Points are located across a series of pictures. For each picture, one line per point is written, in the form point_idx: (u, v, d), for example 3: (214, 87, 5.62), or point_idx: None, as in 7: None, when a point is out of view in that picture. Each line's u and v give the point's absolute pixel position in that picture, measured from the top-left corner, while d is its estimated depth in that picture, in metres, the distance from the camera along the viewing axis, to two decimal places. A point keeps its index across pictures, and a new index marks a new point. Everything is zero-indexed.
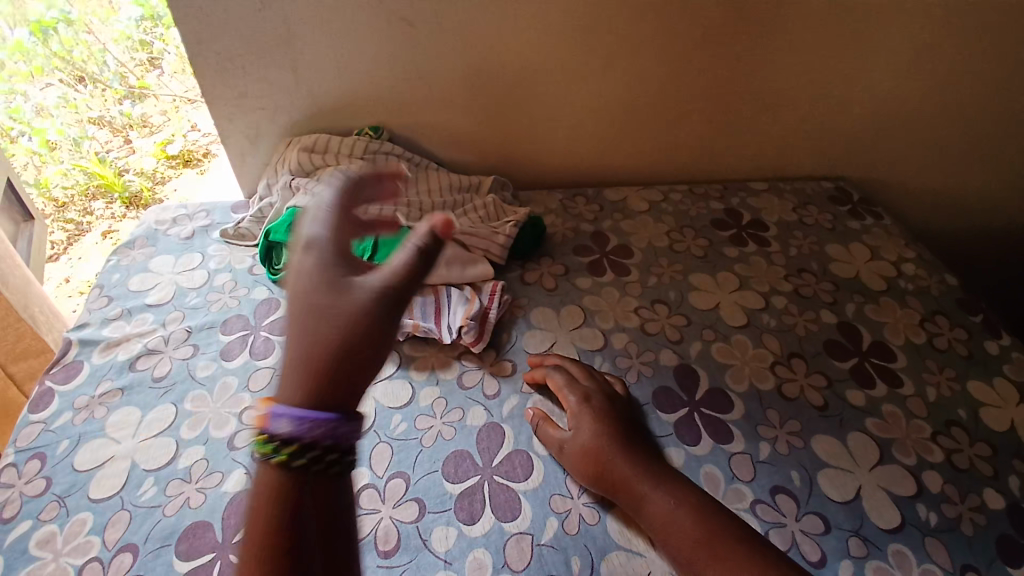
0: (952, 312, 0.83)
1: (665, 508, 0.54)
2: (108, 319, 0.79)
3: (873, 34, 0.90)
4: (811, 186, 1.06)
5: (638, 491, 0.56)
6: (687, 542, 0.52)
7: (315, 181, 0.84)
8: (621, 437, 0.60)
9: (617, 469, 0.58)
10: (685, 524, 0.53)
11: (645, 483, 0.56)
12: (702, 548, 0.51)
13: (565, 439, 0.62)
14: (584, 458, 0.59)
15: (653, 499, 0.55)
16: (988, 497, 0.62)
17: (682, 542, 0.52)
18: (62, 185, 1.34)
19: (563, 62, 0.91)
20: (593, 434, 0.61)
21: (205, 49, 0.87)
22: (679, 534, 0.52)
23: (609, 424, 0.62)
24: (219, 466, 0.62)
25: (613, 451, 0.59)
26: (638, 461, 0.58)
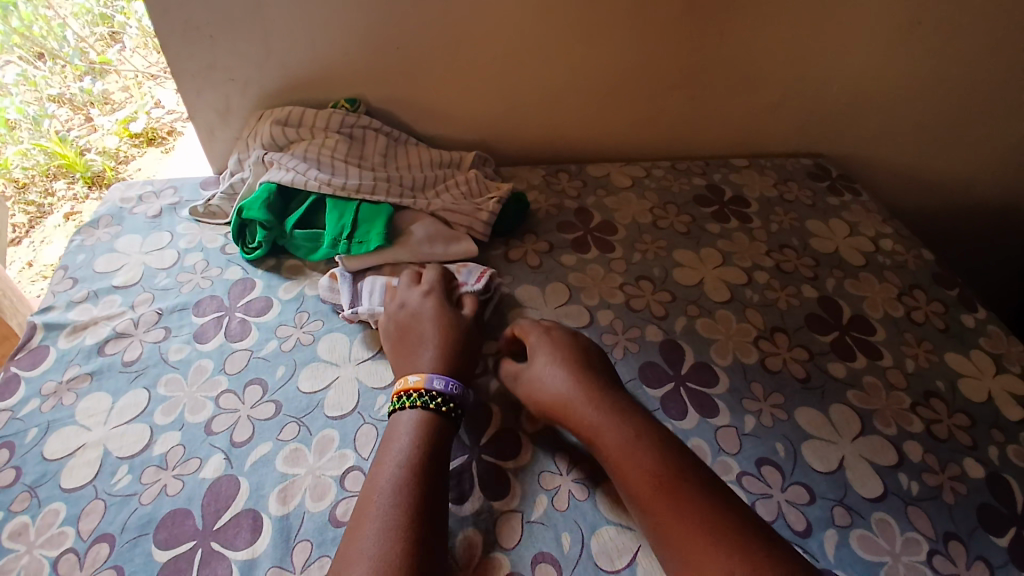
0: (929, 286, 0.85)
1: (623, 445, 0.55)
2: (73, 302, 0.76)
3: (858, 8, 0.89)
4: (791, 162, 1.06)
5: (598, 427, 0.57)
6: (637, 479, 0.53)
7: (290, 155, 0.81)
8: (588, 378, 0.61)
9: (580, 407, 0.58)
10: (638, 462, 0.54)
11: (607, 419, 0.57)
12: (651, 486, 0.52)
13: (533, 378, 0.63)
14: (550, 396, 0.60)
15: (612, 436, 0.56)
16: (968, 467, 0.64)
17: (633, 478, 0.53)
18: (22, 165, 1.26)
19: (546, 33, 0.89)
20: (560, 374, 0.61)
21: (170, 17, 0.83)
22: (632, 471, 0.53)
23: (577, 366, 0.62)
24: (196, 451, 0.60)
25: (578, 389, 0.60)
26: (590, 389, 0.60)
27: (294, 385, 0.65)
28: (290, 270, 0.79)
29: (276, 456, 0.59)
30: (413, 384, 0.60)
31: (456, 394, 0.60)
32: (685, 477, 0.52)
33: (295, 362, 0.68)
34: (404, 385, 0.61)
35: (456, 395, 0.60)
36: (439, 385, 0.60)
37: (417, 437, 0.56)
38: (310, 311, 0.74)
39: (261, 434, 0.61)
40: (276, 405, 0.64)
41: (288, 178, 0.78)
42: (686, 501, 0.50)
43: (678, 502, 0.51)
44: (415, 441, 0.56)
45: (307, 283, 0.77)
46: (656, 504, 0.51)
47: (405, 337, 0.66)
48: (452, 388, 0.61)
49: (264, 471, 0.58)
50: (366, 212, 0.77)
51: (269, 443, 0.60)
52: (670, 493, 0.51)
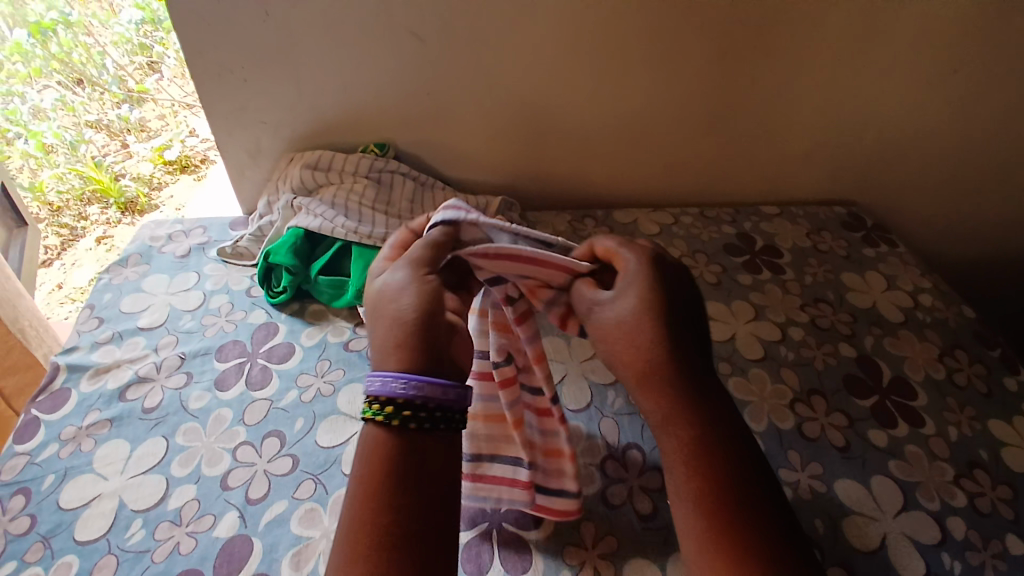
0: (971, 346, 0.81)
1: (679, 436, 0.49)
2: (98, 343, 0.76)
3: (894, 58, 0.87)
4: (824, 210, 1.04)
5: (667, 402, 0.49)
6: (683, 477, 0.47)
7: (319, 201, 0.81)
8: (666, 336, 0.49)
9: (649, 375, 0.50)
10: (694, 456, 0.47)
11: (678, 398, 0.49)
12: (697, 485, 0.46)
13: (599, 325, 0.53)
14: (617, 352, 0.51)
15: (676, 426, 0.49)
16: (1010, 543, 0.60)
17: (681, 471, 0.48)
18: (58, 188, 1.30)
19: (574, 79, 0.89)
20: (634, 327, 0.50)
21: (205, 60, 0.84)
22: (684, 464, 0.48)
23: (657, 321, 0.49)
24: (211, 507, 0.59)
25: (649, 351, 0.49)
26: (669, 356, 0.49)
27: (312, 438, 0.64)
28: (313, 315, 0.78)
29: (291, 516, 0.57)
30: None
31: (396, 391, 0.45)
32: (733, 486, 0.46)
33: (314, 414, 0.66)
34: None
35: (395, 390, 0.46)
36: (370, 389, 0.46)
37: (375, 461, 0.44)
38: (331, 359, 0.73)
39: (277, 491, 0.59)
40: (293, 459, 0.62)
41: (316, 224, 0.78)
42: (721, 516, 0.44)
43: (714, 512, 0.45)
44: (373, 468, 0.44)
45: (330, 329, 0.77)
46: (695, 505, 0.46)
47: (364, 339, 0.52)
48: (390, 386, 0.46)
49: (278, 532, 0.56)
50: None
51: (285, 501, 0.59)
52: (708, 502, 0.45)
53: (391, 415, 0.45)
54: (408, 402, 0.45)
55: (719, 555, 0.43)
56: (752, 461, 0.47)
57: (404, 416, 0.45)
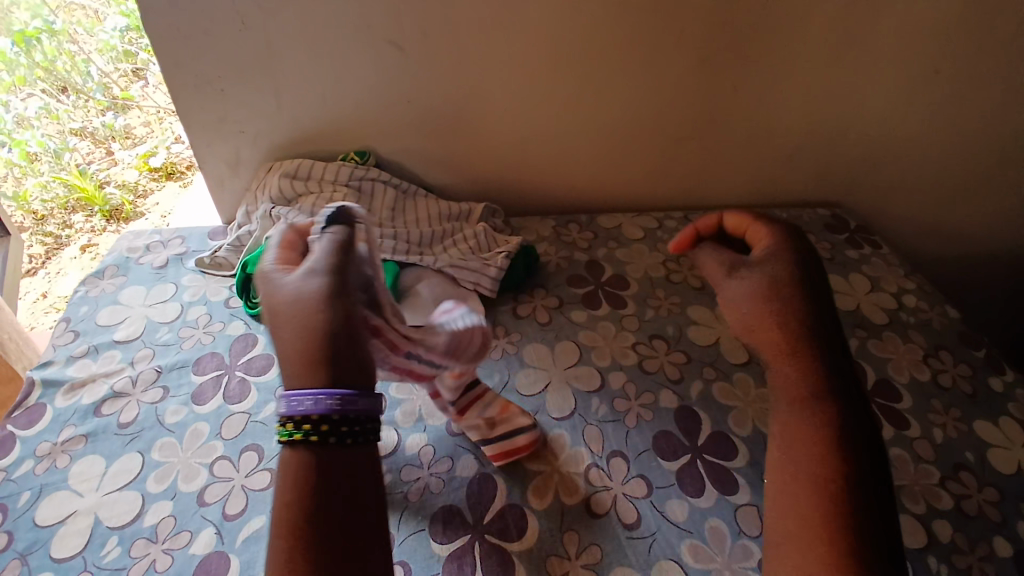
0: (954, 347, 0.81)
1: (809, 423, 0.45)
2: (74, 356, 0.74)
3: (874, 63, 0.88)
4: (808, 213, 1.04)
5: (800, 384, 0.46)
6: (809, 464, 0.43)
7: (298, 210, 0.81)
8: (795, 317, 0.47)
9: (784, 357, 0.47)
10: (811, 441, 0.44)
11: (812, 378, 0.46)
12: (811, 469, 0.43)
13: (724, 298, 0.51)
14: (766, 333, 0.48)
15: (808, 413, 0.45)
16: (997, 545, 0.60)
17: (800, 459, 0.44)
18: (42, 198, 1.25)
19: (557, 86, 0.88)
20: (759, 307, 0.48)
21: (183, 71, 0.83)
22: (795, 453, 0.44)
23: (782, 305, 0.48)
24: (187, 524, 0.57)
25: (791, 332, 0.47)
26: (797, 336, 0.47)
27: None
28: None
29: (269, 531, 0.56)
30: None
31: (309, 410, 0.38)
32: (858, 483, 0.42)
33: None
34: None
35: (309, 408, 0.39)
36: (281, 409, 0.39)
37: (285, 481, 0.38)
38: None
39: (255, 506, 0.58)
40: (272, 474, 0.61)
41: None
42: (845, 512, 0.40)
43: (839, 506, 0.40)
44: (285, 485, 0.38)
45: None
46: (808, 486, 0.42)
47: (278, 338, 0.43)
48: (303, 404, 0.39)
49: (256, 548, 0.55)
50: None
51: (263, 517, 0.58)
52: (842, 496, 0.41)
53: (308, 434, 0.38)
54: (324, 420, 0.38)
55: (837, 553, 0.39)
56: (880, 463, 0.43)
57: (320, 434, 0.38)
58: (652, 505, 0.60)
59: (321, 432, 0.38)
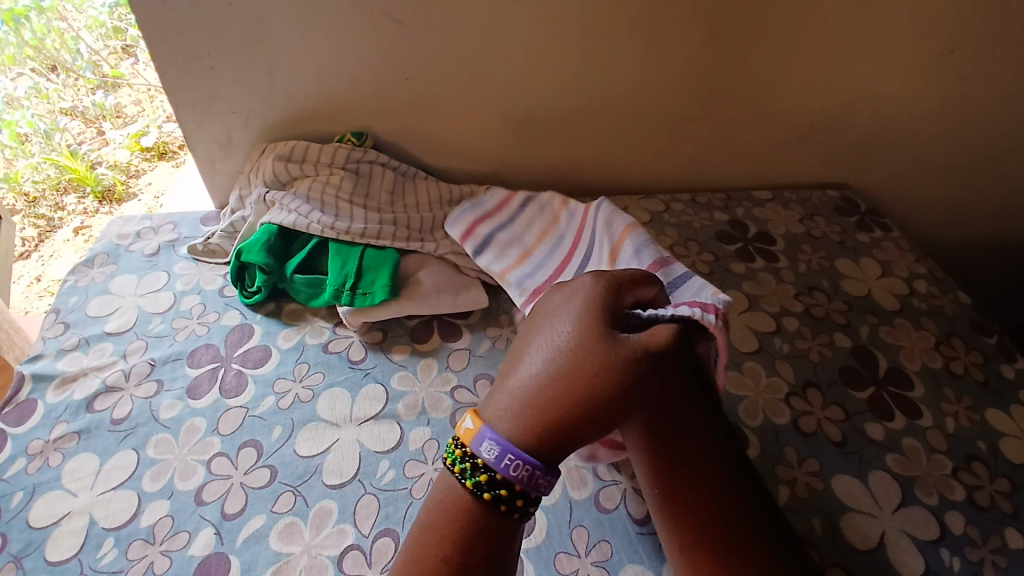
0: (967, 334, 0.79)
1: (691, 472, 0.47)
2: (64, 350, 0.72)
3: (890, 37, 0.84)
4: (816, 195, 1.01)
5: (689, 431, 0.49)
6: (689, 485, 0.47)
7: (293, 195, 0.78)
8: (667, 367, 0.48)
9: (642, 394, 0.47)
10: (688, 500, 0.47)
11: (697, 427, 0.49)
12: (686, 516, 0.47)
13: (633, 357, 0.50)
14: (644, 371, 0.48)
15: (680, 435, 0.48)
16: (1010, 538, 0.59)
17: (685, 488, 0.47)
18: (33, 178, 1.21)
19: (560, 63, 0.85)
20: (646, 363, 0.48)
21: (169, 48, 0.79)
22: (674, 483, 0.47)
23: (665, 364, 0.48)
24: (185, 523, 0.56)
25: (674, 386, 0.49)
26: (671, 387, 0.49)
27: (291, 448, 0.61)
28: (290, 315, 0.75)
29: (269, 531, 0.55)
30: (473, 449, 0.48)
31: (514, 478, 0.46)
32: (738, 501, 0.46)
33: (292, 421, 0.64)
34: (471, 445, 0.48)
35: (515, 477, 0.46)
36: (491, 457, 0.46)
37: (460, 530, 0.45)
38: (310, 362, 0.70)
39: (255, 504, 0.57)
40: (271, 471, 0.59)
41: (290, 220, 0.75)
42: (729, 534, 0.45)
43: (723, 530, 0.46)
44: (444, 519, 0.46)
45: (306, 330, 0.73)
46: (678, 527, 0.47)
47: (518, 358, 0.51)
48: (514, 469, 0.46)
49: (256, 548, 0.54)
50: (370, 259, 0.74)
51: (263, 515, 0.56)
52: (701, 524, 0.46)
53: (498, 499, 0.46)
54: (523, 496, 0.46)
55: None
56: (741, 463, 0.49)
57: (513, 504, 0.46)
58: None
59: (505, 499, 0.46)
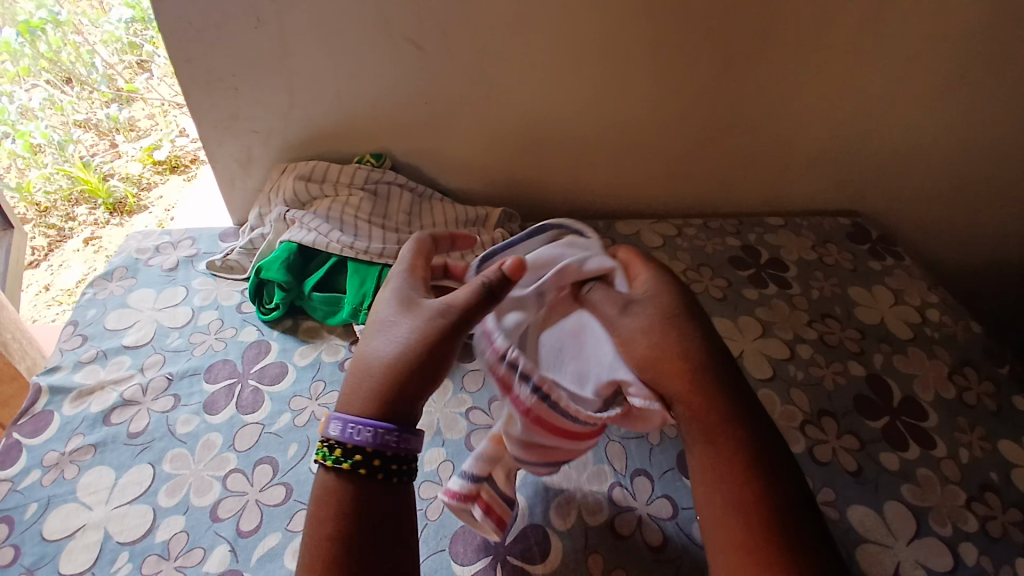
0: (979, 363, 0.79)
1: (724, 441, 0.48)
2: (81, 362, 0.73)
3: (902, 68, 0.86)
4: (828, 221, 1.02)
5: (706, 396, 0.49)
6: (730, 494, 0.46)
7: (313, 214, 0.79)
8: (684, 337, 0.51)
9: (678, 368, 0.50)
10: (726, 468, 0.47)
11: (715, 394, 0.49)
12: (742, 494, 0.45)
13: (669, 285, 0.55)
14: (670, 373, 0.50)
15: (719, 426, 0.48)
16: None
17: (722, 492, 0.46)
18: (45, 189, 1.23)
19: (576, 89, 0.87)
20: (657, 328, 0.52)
21: (195, 68, 0.81)
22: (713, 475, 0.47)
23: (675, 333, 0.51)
24: (200, 540, 0.56)
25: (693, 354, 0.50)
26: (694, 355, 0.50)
27: (306, 466, 0.61)
28: (307, 332, 0.76)
29: (285, 550, 0.55)
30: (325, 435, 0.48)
31: (365, 441, 0.47)
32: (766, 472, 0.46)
33: (308, 439, 0.64)
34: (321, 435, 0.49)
35: (366, 441, 0.47)
36: (335, 433, 0.47)
37: (340, 505, 0.46)
38: (326, 380, 0.70)
39: (270, 522, 0.57)
40: (287, 488, 0.59)
41: (309, 238, 0.76)
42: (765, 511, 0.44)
43: (773, 542, 0.43)
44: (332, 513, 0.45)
45: (324, 347, 0.74)
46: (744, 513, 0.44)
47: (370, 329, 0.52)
48: (360, 436, 0.47)
49: (271, 567, 0.54)
50: (388, 278, 0.75)
51: (278, 534, 0.56)
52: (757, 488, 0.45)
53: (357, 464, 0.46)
54: (379, 454, 0.47)
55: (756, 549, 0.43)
56: (795, 477, 0.47)
57: (372, 466, 0.47)
58: (678, 526, 0.58)
59: (376, 467, 0.46)
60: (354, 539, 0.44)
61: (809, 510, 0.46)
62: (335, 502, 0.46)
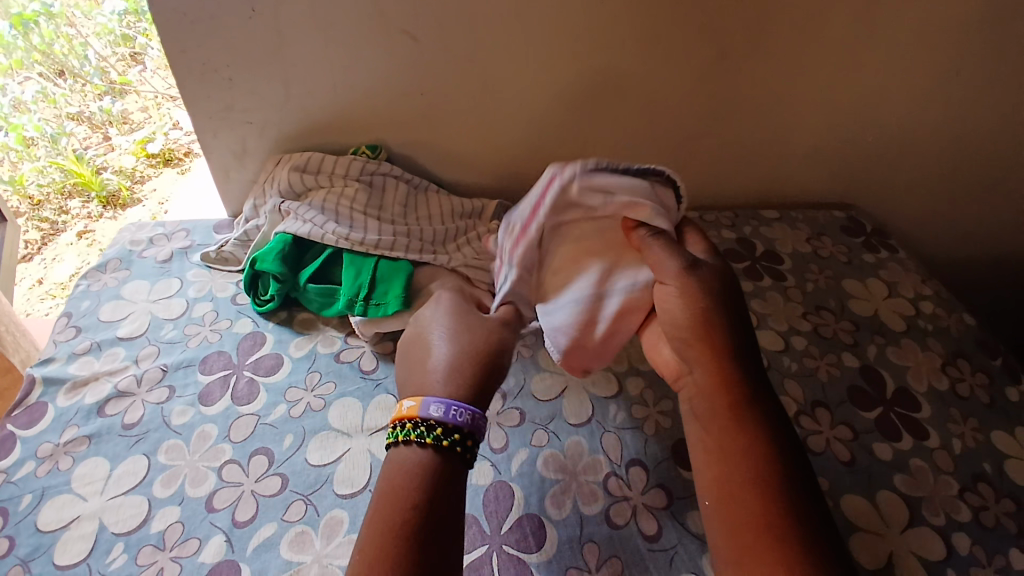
0: (972, 355, 0.80)
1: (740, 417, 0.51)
2: (75, 354, 0.72)
3: (897, 60, 0.86)
4: (823, 214, 1.02)
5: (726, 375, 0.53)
6: (739, 461, 0.49)
7: (308, 206, 0.79)
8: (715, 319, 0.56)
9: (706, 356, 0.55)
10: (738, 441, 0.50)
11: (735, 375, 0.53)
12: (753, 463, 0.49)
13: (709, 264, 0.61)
14: (699, 357, 0.55)
15: (739, 413, 0.52)
16: (1014, 558, 0.59)
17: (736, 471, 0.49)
18: (37, 182, 1.21)
19: (573, 80, 0.86)
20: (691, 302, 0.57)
21: (188, 58, 0.80)
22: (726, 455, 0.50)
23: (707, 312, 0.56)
24: (196, 530, 0.56)
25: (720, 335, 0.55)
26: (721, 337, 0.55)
27: (302, 456, 0.61)
28: (302, 324, 0.76)
29: (281, 539, 0.55)
30: (410, 411, 0.53)
31: (464, 422, 0.52)
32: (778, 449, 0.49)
33: (304, 430, 0.64)
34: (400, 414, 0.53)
35: (465, 422, 0.52)
36: (439, 412, 0.52)
37: (419, 471, 0.49)
38: (322, 371, 0.70)
39: (266, 512, 0.57)
40: (282, 479, 0.60)
41: (304, 230, 0.76)
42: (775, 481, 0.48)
43: (779, 507, 0.46)
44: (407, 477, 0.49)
45: (319, 339, 0.74)
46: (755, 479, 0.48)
47: (423, 343, 0.61)
48: (459, 417, 0.52)
49: (267, 556, 0.54)
50: (383, 269, 0.74)
51: (274, 524, 0.56)
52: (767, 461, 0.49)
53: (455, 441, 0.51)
54: (461, 431, 0.52)
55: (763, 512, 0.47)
56: (807, 471, 0.49)
57: (466, 445, 0.51)
58: (672, 516, 0.59)
59: (467, 446, 0.52)
60: (433, 514, 0.46)
61: (815, 499, 0.48)
62: (420, 476, 0.49)
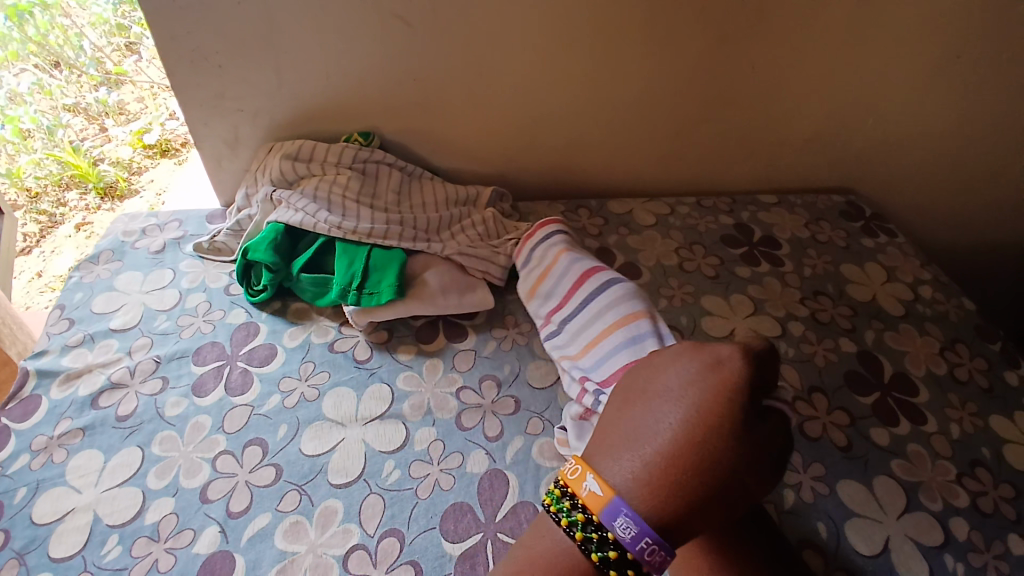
0: (972, 341, 0.79)
1: None
2: (69, 345, 0.72)
3: (898, 43, 0.84)
4: (822, 199, 1.01)
5: None
6: None
7: (300, 194, 0.78)
8: None
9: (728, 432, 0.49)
10: None
11: None
12: None
13: None
14: None
15: None
16: (1013, 544, 0.59)
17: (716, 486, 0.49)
18: (35, 174, 1.20)
19: (570, 66, 0.85)
20: None
21: (178, 46, 0.79)
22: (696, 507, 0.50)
23: None
24: (190, 522, 0.56)
25: None
26: None
27: (296, 446, 0.61)
28: (296, 314, 0.75)
29: (275, 530, 0.55)
30: (575, 486, 0.45)
31: (634, 550, 0.42)
32: None
33: (298, 420, 0.64)
34: (564, 476, 0.46)
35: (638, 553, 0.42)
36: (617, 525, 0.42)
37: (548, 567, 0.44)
38: (316, 361, 0.70)
39: (260, 503, 0.57)
40: (276, 469, 0.59)
41: (297, 219, 0.75)
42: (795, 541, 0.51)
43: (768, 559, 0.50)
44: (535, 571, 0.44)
45: (313, 329, 0.73)
46: None
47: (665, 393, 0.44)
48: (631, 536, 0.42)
49: (262, 546, 0.54)
50: (377, 258, 0.74)
51: (269, 514, 0.56)
52: None
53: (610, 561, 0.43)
54: (635, 563, 0.42)
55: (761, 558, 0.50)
56: None
57: (620, 568, 0.43)
58: None
59: (626, 574, 0.43)
60: None
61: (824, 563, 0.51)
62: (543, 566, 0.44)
